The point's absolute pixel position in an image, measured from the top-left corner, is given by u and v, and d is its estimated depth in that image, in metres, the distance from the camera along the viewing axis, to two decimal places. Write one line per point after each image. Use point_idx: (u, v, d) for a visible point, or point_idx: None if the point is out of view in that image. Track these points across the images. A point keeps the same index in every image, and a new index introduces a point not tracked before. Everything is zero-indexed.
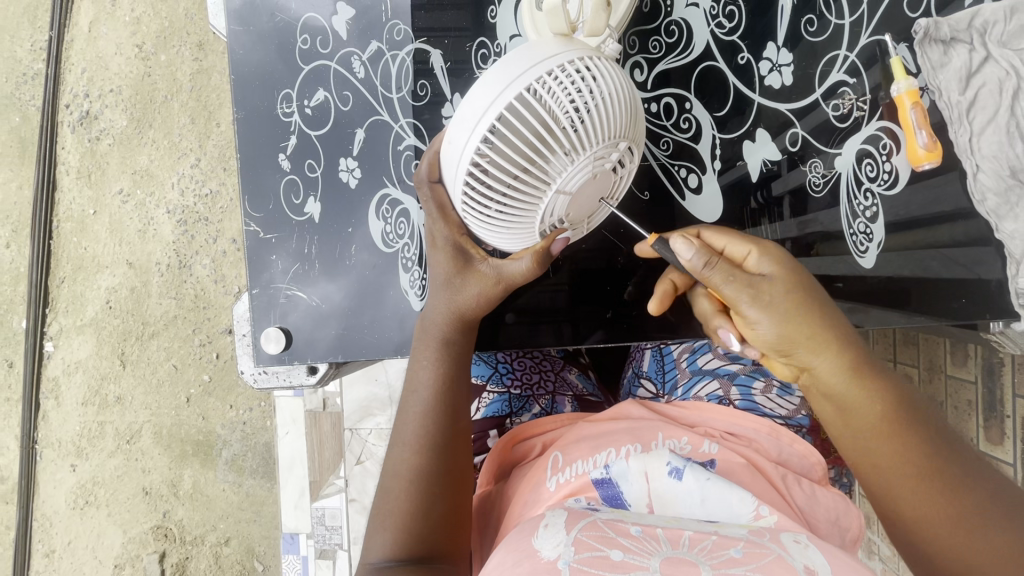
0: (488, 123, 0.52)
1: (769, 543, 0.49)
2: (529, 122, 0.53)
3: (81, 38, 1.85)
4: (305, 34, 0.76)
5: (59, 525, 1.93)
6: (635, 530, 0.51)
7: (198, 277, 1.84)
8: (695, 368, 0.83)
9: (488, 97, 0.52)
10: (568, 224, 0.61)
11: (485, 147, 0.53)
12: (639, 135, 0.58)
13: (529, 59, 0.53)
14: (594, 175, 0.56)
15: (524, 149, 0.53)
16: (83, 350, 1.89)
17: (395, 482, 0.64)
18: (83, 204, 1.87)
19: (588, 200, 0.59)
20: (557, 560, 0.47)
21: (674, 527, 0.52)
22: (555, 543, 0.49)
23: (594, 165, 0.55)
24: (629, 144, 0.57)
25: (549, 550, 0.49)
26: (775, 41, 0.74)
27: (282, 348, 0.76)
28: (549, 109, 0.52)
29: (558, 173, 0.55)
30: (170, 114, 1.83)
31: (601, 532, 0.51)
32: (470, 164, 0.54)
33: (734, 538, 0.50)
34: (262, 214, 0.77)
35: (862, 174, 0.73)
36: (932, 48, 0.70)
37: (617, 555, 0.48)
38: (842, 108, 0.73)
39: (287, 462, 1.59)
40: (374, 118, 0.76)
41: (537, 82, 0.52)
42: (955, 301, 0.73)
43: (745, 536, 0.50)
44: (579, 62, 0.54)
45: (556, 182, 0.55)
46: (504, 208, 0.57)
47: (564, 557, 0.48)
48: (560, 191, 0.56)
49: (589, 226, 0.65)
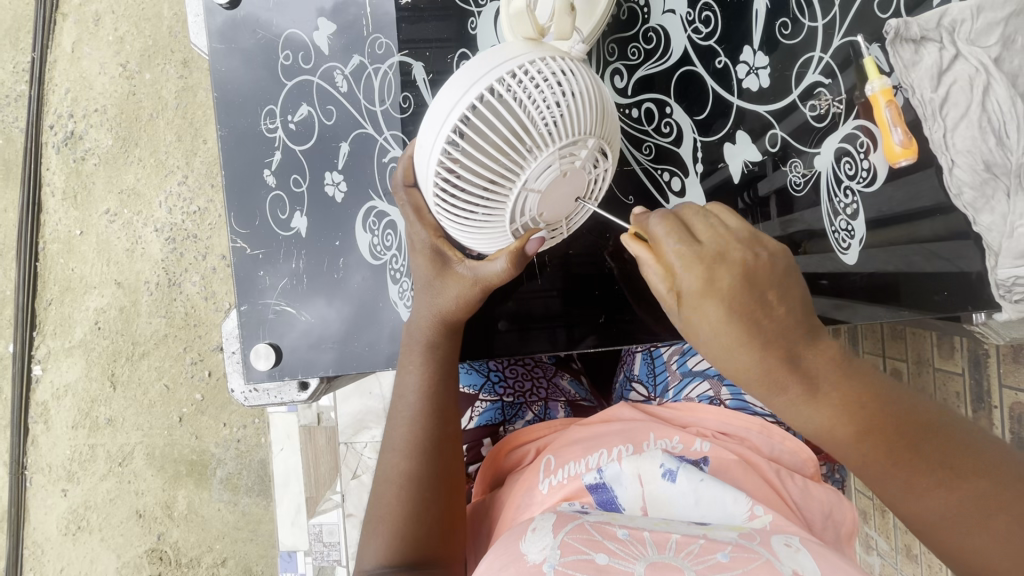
0: (452, 123, 0.53)
1: (759, 548, 0.49)
2: (494, 122, 0.53)
3: (64, 58, 1.85)
4: (286, 49, 0.77)
5: (50, 552, 1.89)
6: (622, 533, 0.51)
7: (188, 295, 1.82)
8: (687, 369, 0.83)
9: (452, 98, 0.53)
10: (542, 224, 0.61)
11: (452, 147, 0.54)
12: (609, 132, 0.58)
13: (492, 60, 0.54)
14: (563, 172, 0.56)
15: (490, 149, 0.54)
16: (73, 373, 1.87)
17: (383, 487, 0.65)
18: (70, 224, 1.86)
19: (560, 199, 0.59)
20: (543, 563, 0.47)
21: (661, 531, 0.52)
22: (542, 546, 0.49)
23: (561, 163, 0.55)
24: (599, 140, 0.57)
25: (535, 553, 0.49)
26: (751, 44, 0.75)
27: (271, 364, 0.75)
28: (511, 109, 0.53)
29: (528, 171, 0.55)
30: (156, 132, 1.82)
31: (588, 535, 0.51)
32: (438, 164, 0.55)
33: (722, 542, 0.50)
34: (248, 230, 0.77)
35: (841, 172, 0.74)
36: (904, 48, 0.71)
37: (602, 558, 0.48)
38: (819, 108, 0.74)
39: (283, 478, 1.57)
40: (358, 131, 0.76)
41: (499, 81, 0.53)
42: (938, 293, 0.74)
43: (734, 540, 0.50)
44: (543, 62, 0.54)
45: (523, 179, 0.55)
46: (476, 208, 0.57)
47: (550, 559, 0.48)
48: (529, 188, 0.56)
49: (571, 223, 0.65)
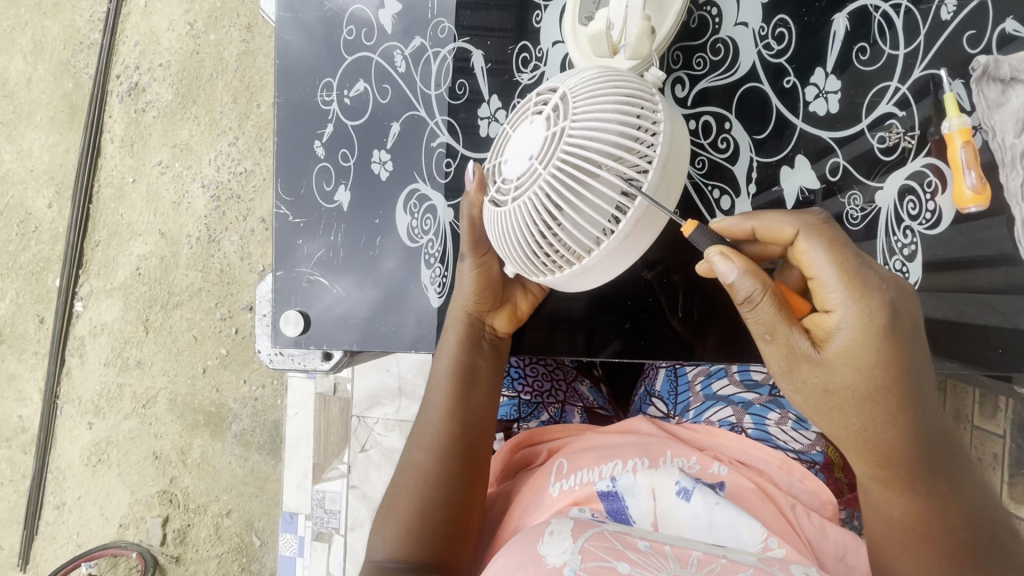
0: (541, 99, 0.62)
1: (779, 573, 0.47)
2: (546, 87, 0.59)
3: (138, 12, 1.92)
4: (351, 24, 0.77)
5: (70, 479, 1.99)
6: (643, 544, 0.51)
7: (225, 253, 1.88)
8: (710, 393, 0.80)
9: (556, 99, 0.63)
10: (498, 179, 0.57)
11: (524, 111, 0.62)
12: (587, 126, 0.52)
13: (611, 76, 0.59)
14: (530, 121, 0.55)
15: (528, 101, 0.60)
16: (110, 313, 1.95)
17: (402, 476, 0.70)
18: (123, 171, 1.93)
19: (514, 154, 0.55)
20: (564, 567, 0.47)
21: (682, 546, 0.51)
22: (562, 551, 0.49)
23: (539, 114, 0.55)
24: (581, 115, 0.52)
25: (555, 556, 0.48)
26: (824, 67, 0.72)
27: (300, 331, 0.76)
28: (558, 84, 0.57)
29: (517, 111, 0.58)
30: (213, 91, 1.88)
31: (608, 543, 0.50)
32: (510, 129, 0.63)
33: (743, 563, 0.49)
34: (293, 198, 0.79)
35: (903, 211, 0.70)
36: (990, 87, 0.67)
37: (624, 567, 0.47)
38: (887, 141, 0.70)
39: (293, 442, 1.64)
40: (410, 112, 0.77)
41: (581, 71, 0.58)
42: (991, 350, 0.70)
43: (754, 563, 0.49)
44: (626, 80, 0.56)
45: (512, 122, 0.58)
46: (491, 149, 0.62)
47: (570, 564, 0.47)
48: (508, 128, 0.58)
49: (520, 208, 0.54)
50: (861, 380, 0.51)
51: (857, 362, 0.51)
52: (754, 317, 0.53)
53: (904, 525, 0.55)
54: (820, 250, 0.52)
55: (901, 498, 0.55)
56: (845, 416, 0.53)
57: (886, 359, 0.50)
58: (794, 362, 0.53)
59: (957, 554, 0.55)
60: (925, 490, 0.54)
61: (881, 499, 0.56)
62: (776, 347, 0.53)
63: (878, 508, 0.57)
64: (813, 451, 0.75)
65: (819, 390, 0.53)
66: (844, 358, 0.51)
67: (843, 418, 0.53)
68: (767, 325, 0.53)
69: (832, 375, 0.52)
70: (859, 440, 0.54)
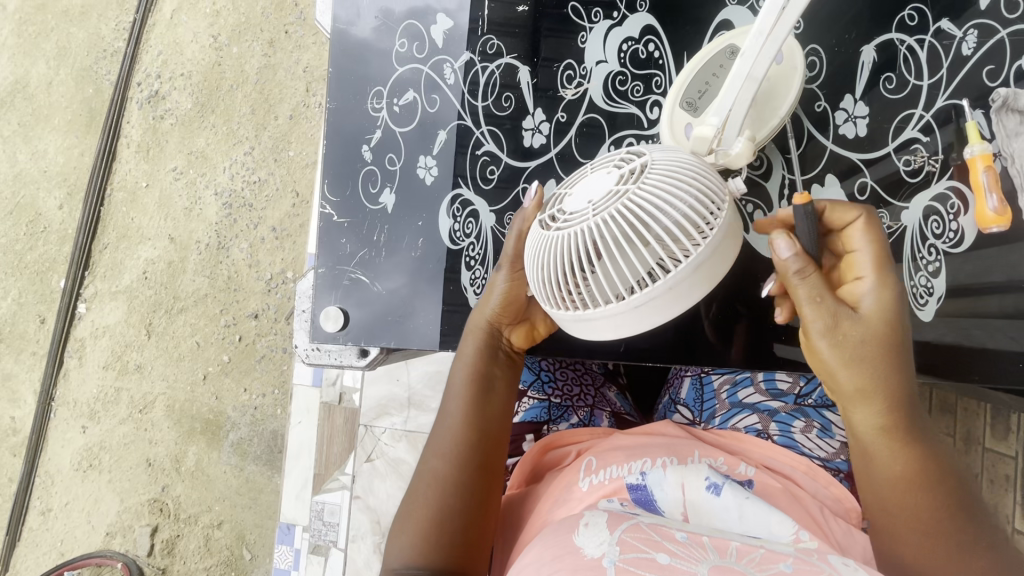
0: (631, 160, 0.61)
1: (818, 562, 0.49)
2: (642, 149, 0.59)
3: (163, 23, 1.98)
4: (404, 37, 0.82)
5: (59, 484, 1.96)
6: (680, 536, 0.52)
7: (234, 260, 1.89)
8: (736, 400, 0.82)
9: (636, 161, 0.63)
10: (557, 207, 0.58)
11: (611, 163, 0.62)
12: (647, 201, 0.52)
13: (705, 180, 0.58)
14: (607, 171, 0.56)
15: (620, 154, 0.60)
16: (113, 316, 1.95)
17: (419, 484, 0.70)
18: (137, 176, 1.96)
19: (576, 193, 0.56)
20: (602, 559, 0.48)
21: (719, 537, 0.53)
22: (599, 542, 0.50)
23: (617, 168, 0.56)
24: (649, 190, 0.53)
25: (593, 548, 0.49)
26: (853, 93, 0.77)
27: (340, 327, 0.79)
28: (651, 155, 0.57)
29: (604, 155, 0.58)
30: (232, 102, 1.92)
31: (646, 535, 0.51)
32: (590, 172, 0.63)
33: (782, 553, 0.50)
34: (339, 198, 0.82)
35: (927, 230, 0.74)
36: (1010, 117, 0.71)
37: (663, 558, 0.49)
38: (913, 163, 0.74)
39: (295, 450, 1.60)
40: (457, 121, 0.80)
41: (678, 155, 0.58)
42: (1014, 363, 0.72)
43: (793, 553, 0.50)
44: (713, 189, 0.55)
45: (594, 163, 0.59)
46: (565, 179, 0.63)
47: (609, 555, 0.48)
48: (589, 166, 0.59)
49: (555, 242, 0.55)
50: (879, 344, 0.57)
51: (883, 327, 0.57)
52: (806, 285, 0.56)
53: (904, 481, 0.59)
54: (862, 233, 0.59)
55: (903, 456, 0.59)
56: (865, 374, 0.58)
57: (897, 328, 0.58)
58: (833, 325, 0.57)
59: (952, 511, 0.58)
60: (922, 448, 0.59)
61: (887, 460, 0.60)
62: (818, 310, 0.57)
63: (881, 471, 0.60)
64: (838, 459, 0.76)
65: (844, 354, 0.57)
66: (872, 323, 0.57)
67: (856, 379, 0.58)
68: (817, 290, 0.56)
69: (861, 338, 0.57)
70: (871, 396, 0.58)
